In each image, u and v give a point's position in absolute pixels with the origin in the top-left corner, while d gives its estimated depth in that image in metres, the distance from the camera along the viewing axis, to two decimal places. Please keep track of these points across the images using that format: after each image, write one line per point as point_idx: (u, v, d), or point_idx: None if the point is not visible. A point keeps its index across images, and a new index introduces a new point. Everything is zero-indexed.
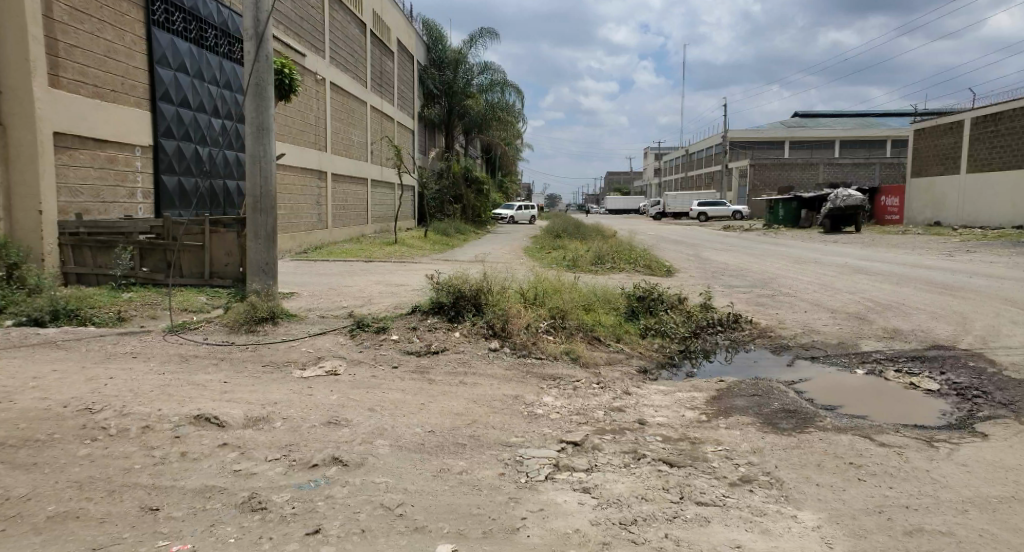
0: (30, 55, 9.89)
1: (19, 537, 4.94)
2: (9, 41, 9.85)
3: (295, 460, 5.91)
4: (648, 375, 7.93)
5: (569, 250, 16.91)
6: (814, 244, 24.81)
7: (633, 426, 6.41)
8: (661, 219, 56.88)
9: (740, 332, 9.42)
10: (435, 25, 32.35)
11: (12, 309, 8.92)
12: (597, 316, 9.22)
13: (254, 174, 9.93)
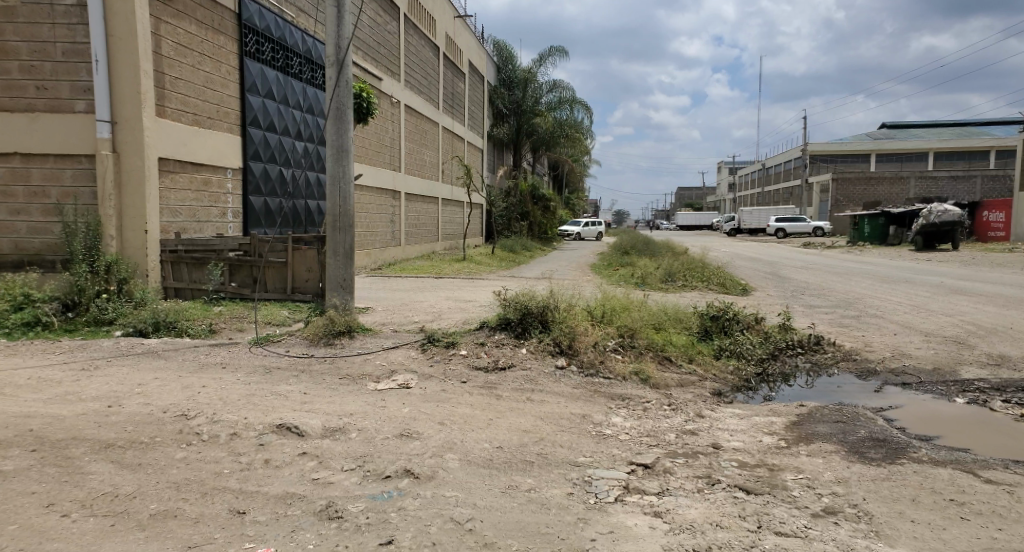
0: (140, 88, 10.62)
1: (127, 532, 5.33)
2: (123, 74, 10.57)
3: (370, 470, 6.20)
4: (723, 397, 7.93)
5: (638, 267, 16.97)
6: (910, 262, 24.09)
7: (707, 451, 6.49)
8: (736, 235, 56.11)
9: (821, 355, 9.33)
10: (505, 44, 32.93)
11: (121, 321, 9.66)
12: (668, 335, 9.26)
13: (334, 195, 10.37)
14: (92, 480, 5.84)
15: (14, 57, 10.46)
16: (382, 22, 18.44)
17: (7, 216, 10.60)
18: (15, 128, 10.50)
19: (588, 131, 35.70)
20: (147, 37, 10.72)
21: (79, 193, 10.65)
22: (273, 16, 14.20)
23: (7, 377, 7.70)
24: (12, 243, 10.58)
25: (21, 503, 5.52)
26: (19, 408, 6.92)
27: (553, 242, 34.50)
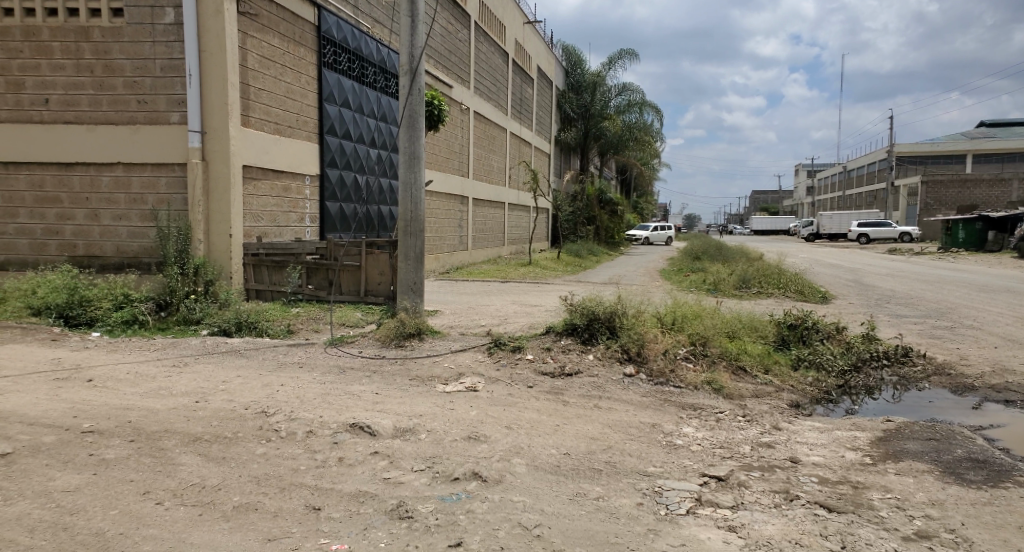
0: (228, 99, 11.23)
1: (213, 522, 5.57)
2: (213, 86, 11.20)
3: (439, 472, 6.32)
4: (801, 409, 7.75)
5: (711, 273, 16.76)
6: (1009, 271, 23.08)
7: (785, 465, 6.40)
8: (815, 240, 54.74)
9: (909, 368, 9.03)
10: (574, 48, 32.98)
11: (207, 320, 10.16)
12: (743, 344, 9.11)
13: (406, 200, 10.58)
14: (182, 471, 6.12)
15: (119, 74, 11.25)
16: (454, 30, 18.71)
17: (110, 221, 11.39)
18: (119, 139, 11.26)
19: (658, 134, 35.37)
20: (235, 51, 11.36)
21: (172, 199, 11.34)
22: (350, 27, 14.56)
23: (104, 372, 8.18)
24: (114, 246, 11.40)
25: (119, 490, 5.83)
26: (117, 400, 7.33)
27: (620, 246, 34.27)
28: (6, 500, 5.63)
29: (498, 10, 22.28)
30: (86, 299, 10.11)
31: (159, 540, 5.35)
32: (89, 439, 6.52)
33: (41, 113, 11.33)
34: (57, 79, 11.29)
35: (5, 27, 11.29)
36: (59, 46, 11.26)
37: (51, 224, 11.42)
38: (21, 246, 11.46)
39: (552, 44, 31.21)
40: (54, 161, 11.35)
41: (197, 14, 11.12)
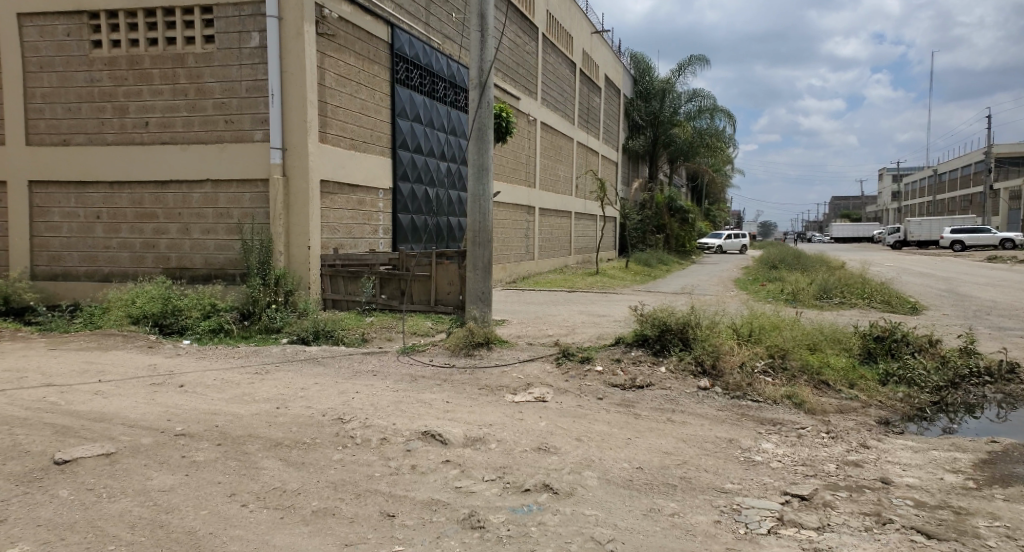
0: (307, 118, 11.64)
1: (293, 525, 5.68)
2: (293, 106, 11.64)
3: (510, 482, 6.32)
4: (892, 427, 7.46)
5: (789, 282, 16.33)
6: None
7: (876, 485, 6.18)
8: (902, 247, 52.99)
9: (1014, 387, 8.57)
10: (643, 56, 32.75)
11: (287, 329, 10.64)
12: (825, 357, 8.80)
13: (475, 212, 10.66)
14: (265, 475, 6.27)
15: (209, 96, 11.92)
16: (522, 43, 18.81)
17: (200, 234, 12.13)
18: (208, 157, 11.94)
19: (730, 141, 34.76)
20: (315, 71, 11.78)
21: (255, 214, 11.94)
22: (422, 44, 14.79)
23: (194, 378, 8.55)
24: (203, 258, 12.13)
25: (208, 491, 6.01)
26: (204, 405, 7.60)
27: (691, 255, 33.75)
28: (107, 498, 5.89)
29: (566, 21, 22.31)
30: (178, 308, 10.82)
31: (245, 540, 5.49)
32: (182, 441, 6.76)
33: (142, 135, 12.15)
34: (156, 103, 12.09)
35: (111, 57, 12.17)
36: (158, 72, 12.05)
37: (149, 238, 12.26)
38: (123, 259, 12.31)
39: (621, 52, 31.01)
40: (152, 180, 12.16)
41: (279, 37, 11.58)
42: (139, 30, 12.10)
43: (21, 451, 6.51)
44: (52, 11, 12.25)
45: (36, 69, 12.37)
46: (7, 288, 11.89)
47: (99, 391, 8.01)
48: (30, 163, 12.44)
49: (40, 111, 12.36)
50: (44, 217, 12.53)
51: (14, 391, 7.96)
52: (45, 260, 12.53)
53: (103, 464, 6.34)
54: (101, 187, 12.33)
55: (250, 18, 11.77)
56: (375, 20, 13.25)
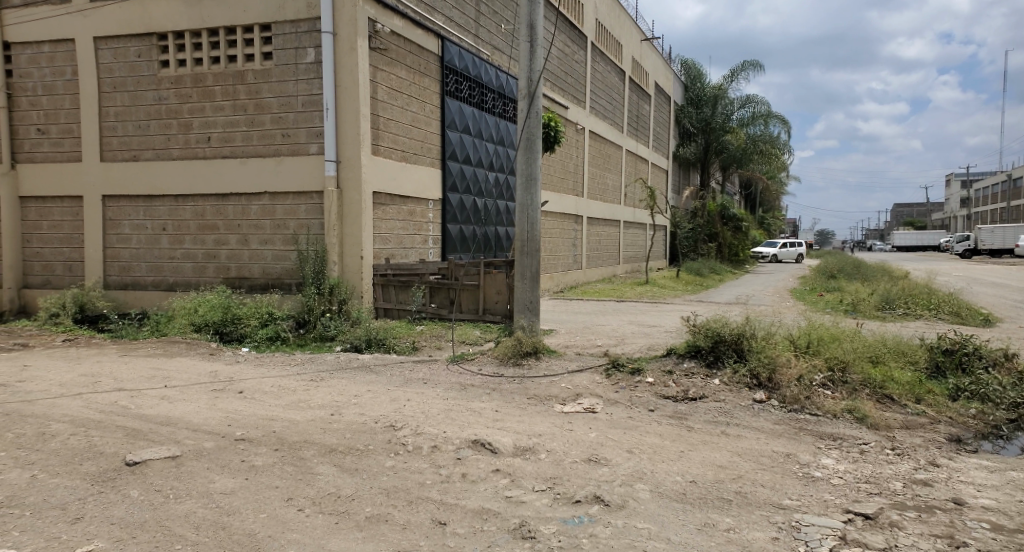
0: (360, 130, 11.80)
1: (347, 530, 5.72)
2: (347, 119, 11.82)
3: (560, 493, 6.27)
4: (963, 444, 7.20)
5: (849, 293, 15.94)
6: None
7: (948, 506, 5.99)
8: (971, 257, 51.36)
9: None
10: (694, 63, 32.51)
11: (341, 337, 10.90)
12: (889, 371, 8.53)
13: (523, 222, 10.66)
14: (320, 480, 6.33)
15: (268, 111, 12.18)
16: (570, 53, 18.81)
17: (258, 245, 12.38)
18: (266, 170, 12.18)
19: (784, 147, 34.18)
20: (368, 85, 11.93)
21: (311, 225, 12.13)
22: (471, 55, 14.89)
23: (253, 384, 8.71)
24: (260, 268, 12.38)
25: (266, 495, 6.09)
26: (262, 411, 7.73)
27: (744, 264, 33.16)
28: (174, 499, 6.02)
29: (615, 29, 22.23)
30: (238, 317, 11.16)
31: (302, 544, 5.55)
32: (242, 446, 6.88)
33: (204, 150, 12.46)
34: (218, 119, 12.40)
35: (177, 76, 12.54)
36: (220, 89, 12.37)
37: (210, 248, 12.58)
38: (186, 269, 12.70)
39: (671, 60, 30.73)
40: (214, 193, 12.48)
41: (334, 51, 11.78)
42: (203, 48, 12.45)
43: (95, 452, 6.70)
44: (124, 34, 12.72)
45: (110, 89, 12.86)
46: (81, 297, 12.48)
47: (165, 396, 8.21)
48: (103, 179, 12.95)
49: (113, 129, 12.86)
50: (116, 229, 13.05)
51: (87, 394, 8.21)
52: (116, 270, 13.06)
53: (170, 466, 6.48)
54: (167, 200, 12.74)
55: (306, 34, 12.00)
56: (426, 34, 13.39)
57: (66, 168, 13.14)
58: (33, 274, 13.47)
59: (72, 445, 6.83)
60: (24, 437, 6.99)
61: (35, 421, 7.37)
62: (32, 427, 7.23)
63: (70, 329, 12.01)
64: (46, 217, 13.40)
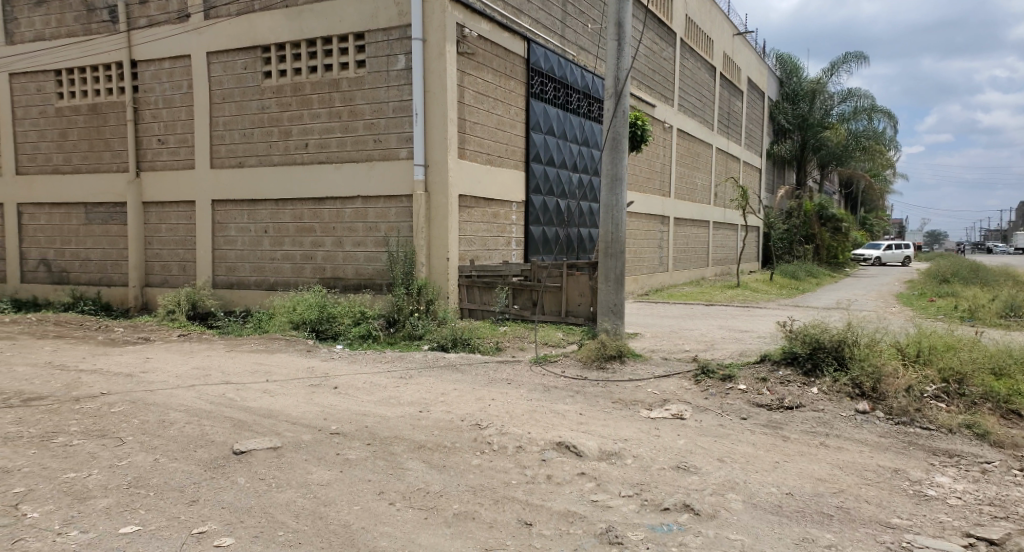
0: (447, 134, 11.84)
1: (437, 526, 5.69)
2: (435, 122, 11.89)
3: (648, 499, 6.07)
4: None
5: (962, 300, 15.03)
6: None
7: None
8: None
9: None
10: (790, 57, 31.47)
11: (428, 336, 10.95)
12: (1013, 384, 7.86)
13: (607, 223, 10.47)
14: (410, 475, 6.33)
15: (361, 117, 12.38)
16: (658, 50, 18.43)
17: (351, 246, 12.60)
18: (358, 175, 12.39)
19: (888, 143, 32.62)
20: (456, 89, 11.97)
21: (400, 227, 12.25)
22: (557, 56, 14.78)
23: (347, 381, 8.83)
24: (353, 268, 12.58)
25: (360, 488, 6.13)
26: (355, 407, 7.81)
27: (845, 268, 31.77)
28: (276, 488, 6.12)
29: (705, 25, 21.72)
30: (333, 315, 11.43)
31: (393, 537, 5.55)
32: (336, 440, 6.95)
33: (302, 156, 12.82)
34: (314, 126, 12.70)
35: (279, 85, 12.91)
36: (318, 97, 12.65)
37: (307, 249, 12.90)
38: (285, 270, 13.07)
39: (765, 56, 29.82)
40: (310, 196, 12.79)
41: (423, 57, 11.87)
42: (303, 59, 12.74)
43: (206, 440, 6.90)
44: (233, 48, 13.17)
45: (219, 100, 13.36)
46: (193, 294, 13.27)
47: (267, 389, 8.41)
48: (212, 185, 13.50)
49: (222, 137, 13.37)
50: (223, 232, 13.57)
51: (199, 386, 8.48)
52: (223, 270, 13.60)
53: (272, 456, 6.61)
54: (268, 204, 13.16)
55: (398, 41, 12.12)
56: (513, 36, 13.37)
57: (182, 175, 13.79)
58: (153, 274, 14.32)
59: (187, 432, 7.05)
60: (146, 423, 7.26)
61: (155, 410, 7.65)
62: (153, 415, 7.50)
63: (184, 325, 12.62)
64: (165, 221, 14.13)
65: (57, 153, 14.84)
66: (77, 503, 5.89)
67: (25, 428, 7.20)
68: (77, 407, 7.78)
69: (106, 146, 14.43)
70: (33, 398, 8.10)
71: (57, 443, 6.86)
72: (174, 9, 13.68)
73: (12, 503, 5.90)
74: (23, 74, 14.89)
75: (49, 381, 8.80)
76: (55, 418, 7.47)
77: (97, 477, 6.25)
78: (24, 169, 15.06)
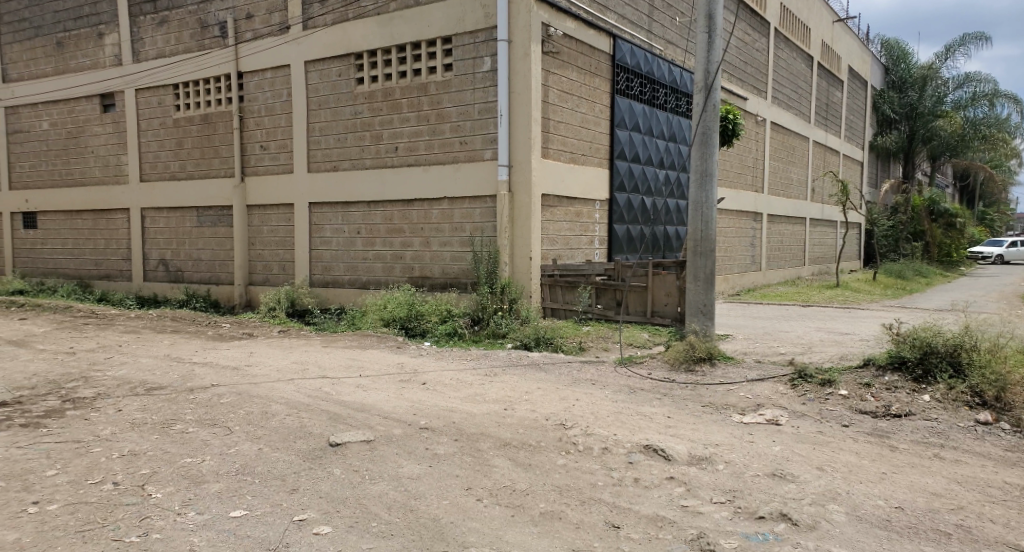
0: (531, 134, 11.68)
1: (522, 524, 5.53)
2: (519, 122, 11.74)
3: (741, 507, 5.75)
4: None
5: None
6: None
7: None
8: None
9: None
10: (898, 43, 29.98)
11: (511, 335, 10.85)
12: None
13: (697, 220, 10.11)
14: (496, 473, 6.20)
15: (447, 120, 12.37)
16: (750, 42, 17.78)
17: (438, 246, 12.61)
18: (444, 176, 12.40)
19: (1009, 131, 30.49)
20: (540, 89, 11.80)
21: (485, 227, 12.17)
22: (644, 51, 14.40)
23: (435, 377, 8.78)
24: (440, 268, 12.59)
25: (448, 483, 6.04)
26: (444, 403, 7.74)
27: (960, 267, 29.92)
28: (369, 480, 6.09)
29: (801, 14, 20.85)
30: (420, 314, 11.47)
31: (481, 534, 5.41)
32: (425, 435, 6.89)
33: (392, 159, 12.91)
34: (404, 130, 12.77)
35: (371, 91, 13.04)
36: (407, 102, 12.71)
37: (397, 249, 12.99)
38: (376, 269, 13.22)
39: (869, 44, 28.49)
40: (400, 198, 12.87)
41: (508, 58, 11.75)
42: (393, 64, 12.83)
43: (305, 432, 6.96)
44: (328, 56, 13.40)
45: (316, 107, 13.63)
46: (292, 293, 13.61)
47: (360, 384, 8.45)
48: (309, 188, 13.79)
49: (318, 142, 13.63)
50: (318, 233, 13.84)
51: (298, 380, 8.60)
52: (319, 270, 13.87)
53: (365, 449, 6.60)
54: (360, 205, 13.32)
55: (483, 42, 12.03)
56: (598, 33, 13.10)
57: (282, 180, 14.14)
58: (255, 273, 14.75)
59: (287, 424, 7.13)
60: (251, 415, 7.39)
61: (259, 401, 7.79)
62: (257, 406, 7.64)
63: (283, 322, 12.92)
64: (267, 222, 14.51)
65: (174, 161, 15.52)
66: (194, 486, 5.99)
67: (148, 415, 7.44)
68: (192, 396, 8.01)
69: (216, 153, 14.96)
70: (153, 387, 8.39)
71: (175, 430, 7.04)
72: (277, 21, 14.04)
73: (138, 483, 6.03)
74: (146, 89, 15.66)
75: (167, 372, 9.12)
76: (173, 406, 7.70)
77: (210, 463, 6.36)
78: (147, 177, 15.88)
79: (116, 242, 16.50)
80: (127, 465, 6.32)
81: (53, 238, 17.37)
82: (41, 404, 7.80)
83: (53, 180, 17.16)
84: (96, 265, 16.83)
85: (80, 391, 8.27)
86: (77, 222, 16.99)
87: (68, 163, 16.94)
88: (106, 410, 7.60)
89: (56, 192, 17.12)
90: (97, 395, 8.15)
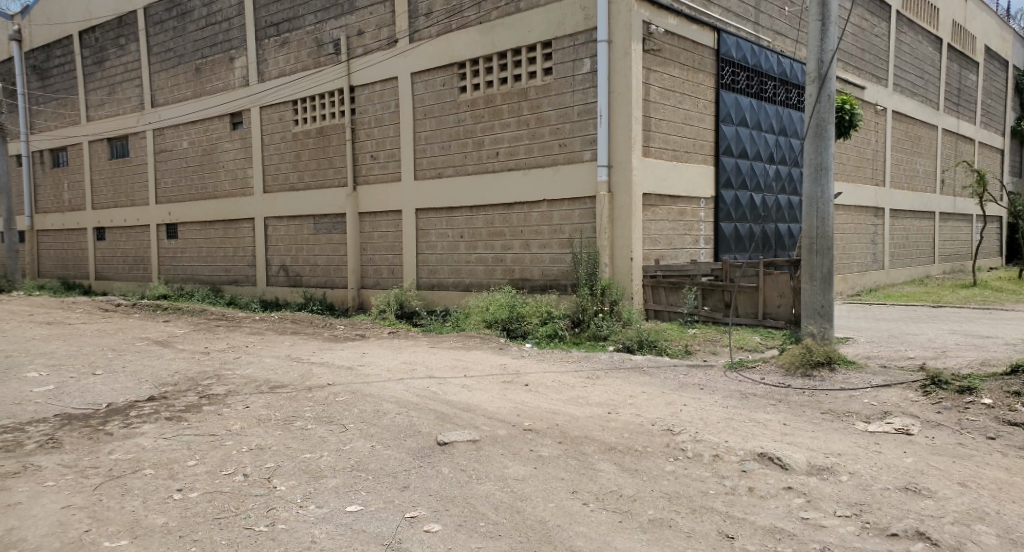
0: (632, 133, 11.33)
1: (631, 531, 5.24)
2: (619, 122, 11.41)
3: (870, 522, 5.27)
4: None
5: None
6: None
7: None
8: None
9: None
10: None
11: (614, 338, 10.58)
12: None
13: (812, 217, 9.48)
14: (603, 477, 5.92)
15: (547, 123, 12.17)
16: (867, 26, 16.74)
17: (538, 248, 12.41)
18: (544, 178, 12.20)
19: None
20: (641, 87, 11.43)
21: (584, 228, 11.88)
22: (750, 44, 13.75)
23: (538, 378, 8.57)
24: (540, 269, 12.39)
25: (553, 486, 5.81)
26: (546, 404, 7.52)
27: None
28: (476, 480, 5.94)
29: None
30: (521, 315, 11.34)
31: (588, 538, 5.15)
32: (530, 436, 6.70)
33: (493, 164, 12.81)
34: (505, 135, 12.65)
35: (473, 98, 12.98)
36: (508, 107, 12.59)
37: (498, 252, 12.88)
38: (479, 272, 13.15)
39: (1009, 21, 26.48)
40: (500, 202, 12.75)
41: (609, 58, 11.44)
42: (494, 71, 12.74)
43: (414, 430, 6.89)
44: (433, 67, 13.46)
45: (422, 117, 13.73)
46: (400, 295, 13.83)
47: (465, 384, 8.33)
48: (416, 196, 13.89)
49: (424, 151, 13.74)
50: (425, 237, 13.91)
51: (409, 379, 8.58)
52: (425, 273, 13.94)
53: (472, 449, 6.46)
54: (463, 211, 13.29)
55: (583, 44, 11.75)
56: (701, 28, 12.60)
57: (390, 188, 14.31)
58: (367, 276, 14.97)
59: (398, 423, 7.08)
60: (364, 413, 7.40)
61: (371, 400, 7.79)
62: (370, 405, 7.64)
63: (392, 324, 13.10)
64: (378, 228, 14.69)
65: (293, 172, 15.96)
66: (314, 480, 6.00)
67: (273, 412, 7.56)
68: (310, 395, 8.10)
69: (330, 163, 15.30)
70: (277, 385, 8.55)
71: (296, 426, 7.12)
72: (385, 36, 14.18)
73: (264, 476, 6.09)
74: (271, 106, 16.18)
75: (289, 371, 9.30)
76: (294, 404, 7.81)
77: (328, 459, 6.37)
78: (269, 189, 16.42)
79: (243, 251, 17.15)
80: (255, 458, 6.41)
81: (190, 247, 18.25)
82: (182, 399, 8.07)
83: (192, 195, 18.01)
84: (226, 270, 17.54)
85: (214, 388, 8.52)
86: (210, 231, 17.77)
87: (204, 179, 17.73)
88: (236, 406, 7.78)
89: (192, 204, 17.98)
90: (228, 392, 8.37)
